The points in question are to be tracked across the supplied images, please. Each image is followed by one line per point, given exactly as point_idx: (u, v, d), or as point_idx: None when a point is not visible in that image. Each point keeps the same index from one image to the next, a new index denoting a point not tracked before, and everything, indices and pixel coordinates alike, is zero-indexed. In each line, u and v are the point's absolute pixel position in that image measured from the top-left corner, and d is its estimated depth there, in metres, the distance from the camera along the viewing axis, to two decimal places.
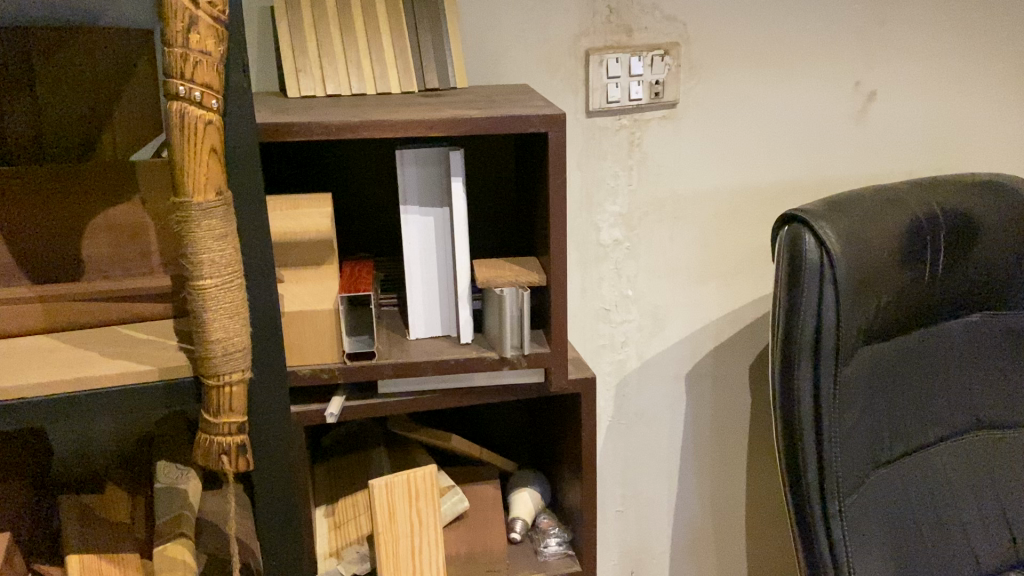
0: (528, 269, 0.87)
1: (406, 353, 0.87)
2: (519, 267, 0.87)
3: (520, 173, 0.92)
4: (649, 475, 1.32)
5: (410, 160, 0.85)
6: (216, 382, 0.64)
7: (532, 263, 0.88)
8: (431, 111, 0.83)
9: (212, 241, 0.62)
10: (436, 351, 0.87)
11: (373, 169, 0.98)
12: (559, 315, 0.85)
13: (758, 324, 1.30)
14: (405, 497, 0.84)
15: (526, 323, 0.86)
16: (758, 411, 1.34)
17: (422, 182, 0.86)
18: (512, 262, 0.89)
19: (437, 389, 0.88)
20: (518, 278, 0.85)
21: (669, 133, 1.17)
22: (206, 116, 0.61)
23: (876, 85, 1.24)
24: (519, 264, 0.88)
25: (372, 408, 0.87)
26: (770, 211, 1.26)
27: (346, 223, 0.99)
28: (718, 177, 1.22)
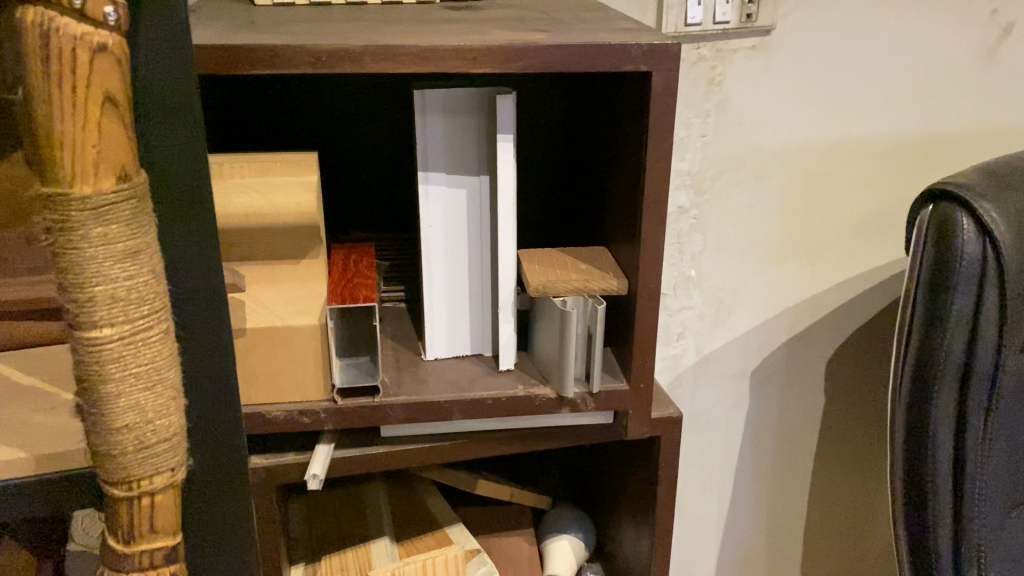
0: (599, 269, 0.61)
1: (422, 384, 0.61)
2: (586, 265, 0.61)
3: (592, 126, 0.66)
4: (697, 487, 1.09)
5: (434, 106, 0.57)
6: (128, 491, 0.38)
7: (605, 260, 0.62)
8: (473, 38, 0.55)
9: (111, 263, 0.35)
10: (466, 383, 0.61)
11: (377, 111, 0.70)
12: (644, 340, 0.60)
13: (844, 310, 1.05)
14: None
15: (595, 349, 0.60)
16: (833, 415, 1.10)
17: (451, 142, 0.58)
18: (576, 256, 0.63)
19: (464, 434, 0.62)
20: (588, 283, 0.59)
21: (759, 69, 0.90)
22: (90, 35, 0.33)
23: (1016, 14, 0.95)
24: (585, 260, 0.62)
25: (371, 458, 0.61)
26: (872, 173, 0.99)
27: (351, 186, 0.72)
28: (814, 128, 0.95)
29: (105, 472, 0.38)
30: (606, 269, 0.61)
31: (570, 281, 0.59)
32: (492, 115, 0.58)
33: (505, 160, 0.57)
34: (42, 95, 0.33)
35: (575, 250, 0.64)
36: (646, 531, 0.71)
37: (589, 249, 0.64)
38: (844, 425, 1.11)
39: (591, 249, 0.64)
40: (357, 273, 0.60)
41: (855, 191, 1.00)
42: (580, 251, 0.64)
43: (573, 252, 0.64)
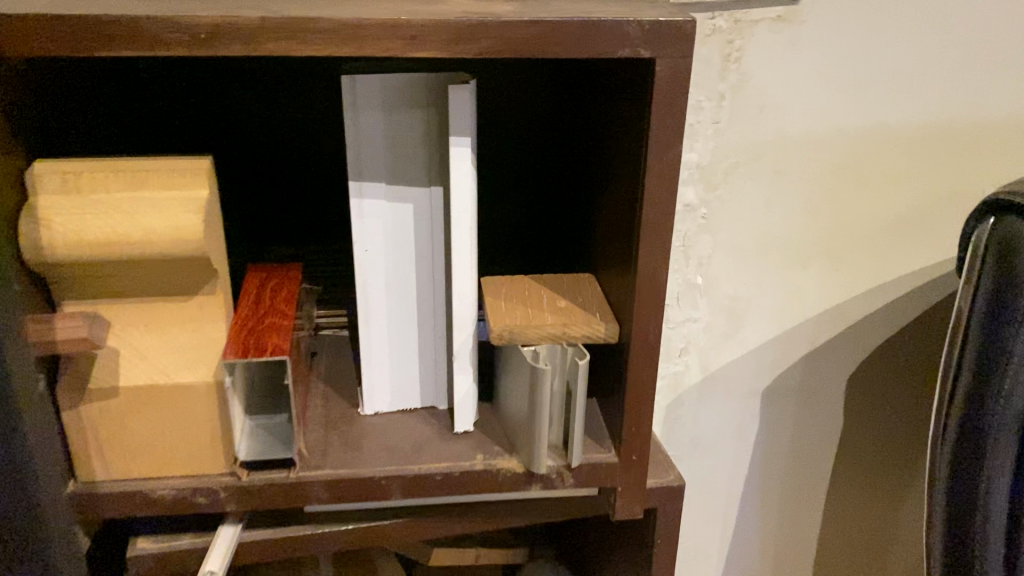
0: (584, 310, 0.48)
1: (356, 451, 0.48)
2: (568, 303, 0.48)
3: (584, 120, 0.52)
4: (695, 515, 0.97)
5: (366, 95, 0.44)
6: None
7: (592, 296, 0.49)
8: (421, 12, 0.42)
9: None
10: (408, 450, 0.48)
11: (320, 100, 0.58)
12: (638, 402, 0.47)
13: (871, 321, 0.92)
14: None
15: (576, 415, 0.47)
16: (853, 437, 0.98)
17: (392, 147, 0.45)
18: (555, 290, 0.50)
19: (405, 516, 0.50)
20: (571, 328, 0.46)
21: (781, 44, 0.76)
22: None
23: None
24: (566, 295, 0.49)
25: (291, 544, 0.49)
26: (912, 167, 0.85)
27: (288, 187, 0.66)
28: (847, 115, 0.80)
29: None
30: (591, 309, 0.48)
31: (546, 326, 0.46)
32: (445, 113, 0.44)
33: (460, 175, 0.44)
34: None
35: (555, 280, 0.51)
36: None
37: (573, 279, 0.51)
38: (865, 449, 0.98)
39: (577, 278, 0.52)
40: (273, 305, 0.47)
41: (891, 188, 0.85)
42: (562, 281, 0.51)
43: (553, 283, 0.51)
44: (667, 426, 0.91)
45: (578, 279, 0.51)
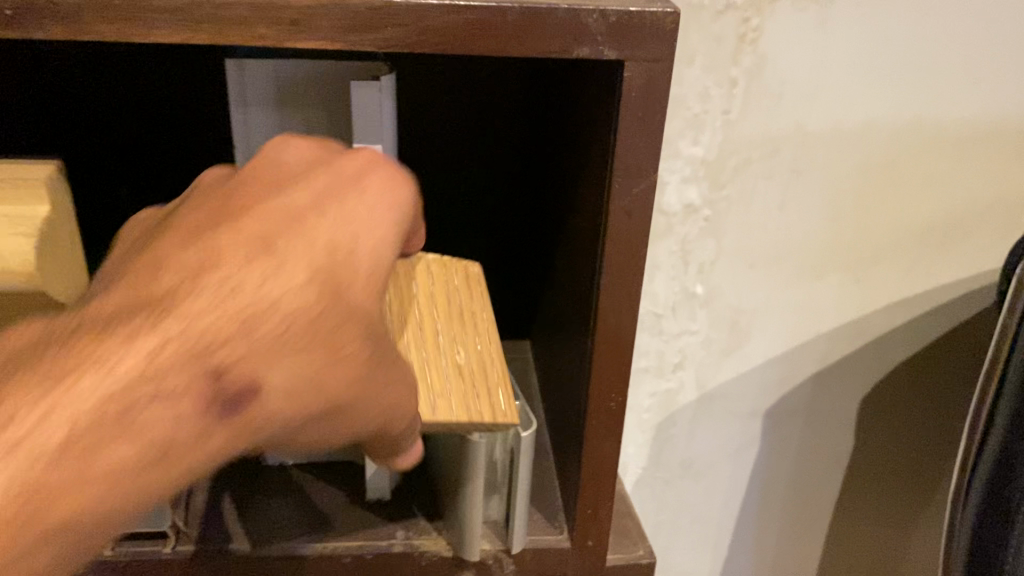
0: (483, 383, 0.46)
1: (259, 508, 0.53)
2: (460, 362, 0.47)
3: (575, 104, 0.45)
4: (686, 543, 0.90)
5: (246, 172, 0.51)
6: None
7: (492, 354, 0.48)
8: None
9: None
10: (304, 519, 0.52)
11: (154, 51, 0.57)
12: (597, 457, 0.46)
13: (893, 338, 0.82)
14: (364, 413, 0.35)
15: (520, 492, 0.49)
16: (864, 459, 0.88)
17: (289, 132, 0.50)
18: (431, 345, 0.47)
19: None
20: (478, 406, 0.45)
21: (809, 23, 0.65)
22: None
23: None
24: (460, 348, 0.48)
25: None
26: (954, 167, 0.75)
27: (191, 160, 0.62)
28: (878, 107, 0.70)
29: None
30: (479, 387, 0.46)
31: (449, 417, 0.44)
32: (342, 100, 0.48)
33: None
34: None
35: (441, 316, 0.49)
36: None
37: (464, 310, 0.49)
38: (877, 476, 0.89)
39: (475, 315, 0.49)
40: None
41: (925, 191, 0.75)
42: (459, 322, 0.49)
43: (429, 326, 0.48)
44: (658, 449, 0.83)
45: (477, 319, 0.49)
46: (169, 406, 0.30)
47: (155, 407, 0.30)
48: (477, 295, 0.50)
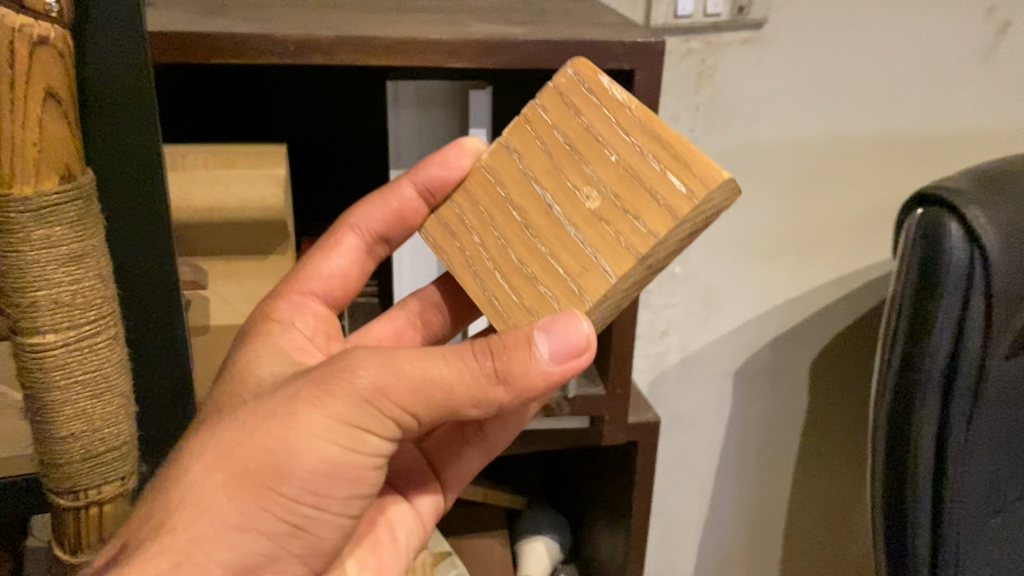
0: (629, 171, 0.38)
1: None
2: (597, 202, 0.38)
3: None
4: (678, 486, 1.09)
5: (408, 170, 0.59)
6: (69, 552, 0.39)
7: (616, 128, 0.39)
8: (469, 36, 0.50)
9: (52, 269, 0.33)
10: None
11: (296, 83, 0.66)
12: None
13: (832, 310, 1.03)
14: (391, 360, 0.36)
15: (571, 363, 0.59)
16: (815, 413, 1.09)
17: (426, 138, 0.58)
18: (548, 229, 0.39)
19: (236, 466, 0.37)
20: (642, 227, 0.36)
21: (750, 63, 0.88)
22: (44, 29, 0.30)
23: (1011, 13, 0.93)
24: (583, 190, 0.39)
25: (256, 502, 0.37)
26: (865, 170, 0.97)
27: (347, 185, 0.70)
28: (805, 124, 0.93)
29: (52, 482, 0.37)
30: (625, 193, 0.37)
31: (604, 290, 0.37)
32: (466, 102, 0.56)
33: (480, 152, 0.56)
34: None
35: (539, 173, 0.40)
36: (624, 526, 0.71)
37: (568, 141, 0.40)
38: (827, 428, 1.10)
39: (588, 130, 0.39)
40: None
41: (845, 190, 0.98)
42: (558, 171, 0.40)
43: (537, 214, 0.40)
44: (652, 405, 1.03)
45: (589, 128, 0.39)
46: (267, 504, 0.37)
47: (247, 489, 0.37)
48: (576, 98, 0.40)
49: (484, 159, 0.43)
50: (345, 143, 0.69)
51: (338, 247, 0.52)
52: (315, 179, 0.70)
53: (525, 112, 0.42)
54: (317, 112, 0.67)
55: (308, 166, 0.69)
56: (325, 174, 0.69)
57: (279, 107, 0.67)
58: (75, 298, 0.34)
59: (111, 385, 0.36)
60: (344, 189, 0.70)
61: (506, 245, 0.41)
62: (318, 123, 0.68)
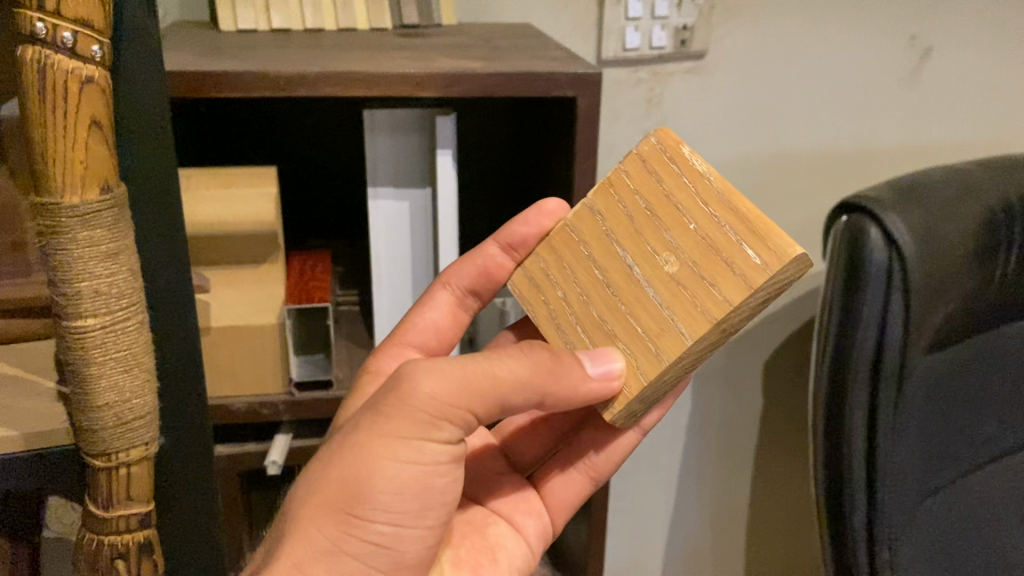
0: (706, 241, 0.42)
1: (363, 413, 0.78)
2: (676, 267, 0.43)
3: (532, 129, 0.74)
4: (643, 482, 1.17)
5: (384, 193, 0.67)
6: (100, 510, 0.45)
7: (698, 200, 0.43)
8: (433, 70, 0.58)
9: (93, 263, 0.40)
10: None
11: (285, 115, 0.74)
12: None
13: (780, 315, 1.11)
14: (450, 378, 0.42)
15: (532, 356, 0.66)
16: (768, 410, 1.17)
17: (400, 161, 0.66)
18: (630, 290, 0.45)
19: (325, 495, 0.43)
20: (717, 294, 0.41)
21: (693, 89, 0.97)
22: (87, 70, 0.38)
23: (932, 41, 1.02)
24: (663, 255, 0.44)
25: (339, 523, 0.43)
26: (803, 185, 1.06)
27: (332, 205, 0.78)
28: (746, 143, 1.02)
29: (87, 446, 0.44)
30: (701, 260, 0.42)
31: (681, 350, 0.42)
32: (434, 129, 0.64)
33: (446, 174, 0.64)
34: (38, 117, 0.38)
35: (624, 237, 0.46)
36: (587, 507, 0.78)
37: (648, 206, 0.45)
38: (780, 424, 1.18)
39: (671, 198, 0.44)
40: (313, 277, 0.67)
41: (786, 204, 1.06)
42: (641, 235, 0.45)
43: (618, 274, 0.45)
44: None
45: (669, 196, 0.44)
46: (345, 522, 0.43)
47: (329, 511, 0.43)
48: (658, 166, 0.45)
49: (574, 219, 0.48)
50: (329, 167, 0.77)
51: (432, 306, 0.60)
52: (303, 200, 0.78)
53: (609, 177, 0.47)
54: (304, 140, 0.76)
55: (296, 187, 0.77)
56: (312, 195, 0.78)
57: (269, 137, 0.75)
58: (112, 287, 0.41)
59: (137, 360, 0.44)
60: (329, 208, 0.78)
61: (588, 301, 0.47)
62: (305, 150, 0.76)
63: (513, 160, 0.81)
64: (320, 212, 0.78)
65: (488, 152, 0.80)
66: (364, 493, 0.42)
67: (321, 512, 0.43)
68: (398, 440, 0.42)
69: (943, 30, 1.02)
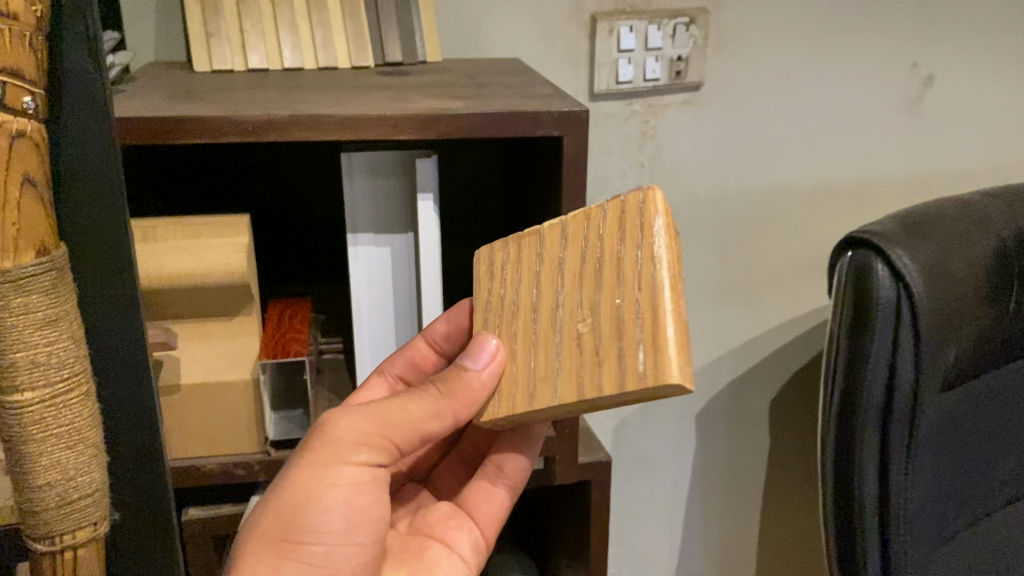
0: (619, 320, 0.39)
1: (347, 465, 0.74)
2: (590, 331, 0.41)
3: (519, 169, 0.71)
4: (646, 527, 1.13)
5: (364, 239, 0.63)
6: None
7: (640, 277, 0.39)
8: (411, 112, 0.55)
9: (30, 331, 0.37)
10: None
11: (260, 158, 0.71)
12: None
13: (783, 352, 1.08)
14: (364, 414, 0.48)
15: None
16: (775, 449, 1.13)
17: (380, 207, 0.62)
18: (547, 326, 0.44)
19: (263, 528, 0.47)
20: (597, 379, 0.39)
21: (689, 121, 0.94)
22: (16, 123, 0.35)
23: (934, 67, 0.99)
24: (584, 312, 0.42)
25: (278, 552, 0.47)
26: (807, 218, 1.03)
27: (311, 251, 0.75)
28: (746, 176, 0.98)
29: (28, 528, 0.40)
30: (605, 336, 0.40)
31: (548, 404, 0.42)
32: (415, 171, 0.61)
33: (429, 220, 0.61)
34: None
35: (569, 272, 0.44)
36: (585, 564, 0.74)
37: (601, 257, 0.42)
38: (787, 463, 1.14)
39: (619, 262, 0.41)
40: (291, 328, 0.63)
41: (790, 236, 1.03)
42: (582, 281, 0.43)
43: (546, 303, 0.44)
44: (618, 449, 1.06)
45: (620, 259, 0.41)
46: (285, 549, 0.47)
47: (268, 542, 0.47)
48: (629, 225, 0.41)
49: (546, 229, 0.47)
50: (308, 212, 0.74)
51: (370, 388, 0.58)
52: (281, 246, 0.74)
53: (591, 209, 0.44)
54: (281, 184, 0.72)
55: (278, 232, 0.74)
56: (290, 240, 0.75)
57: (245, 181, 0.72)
58: (52, 357, 0.38)
59: (83, 433, 0.40)
60: (308, 254, 0.75)
61: (516, 313, 0.46)
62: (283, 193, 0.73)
63: (499, 200, 0.78)
64: (298, 257, 0.75)
65: (473, 192, 0.77)
66: (296, 522, 0.46)
67: (262, 544, 0.47)
68: (320, 465, 0.47)
69: (946, 55, 0.99)
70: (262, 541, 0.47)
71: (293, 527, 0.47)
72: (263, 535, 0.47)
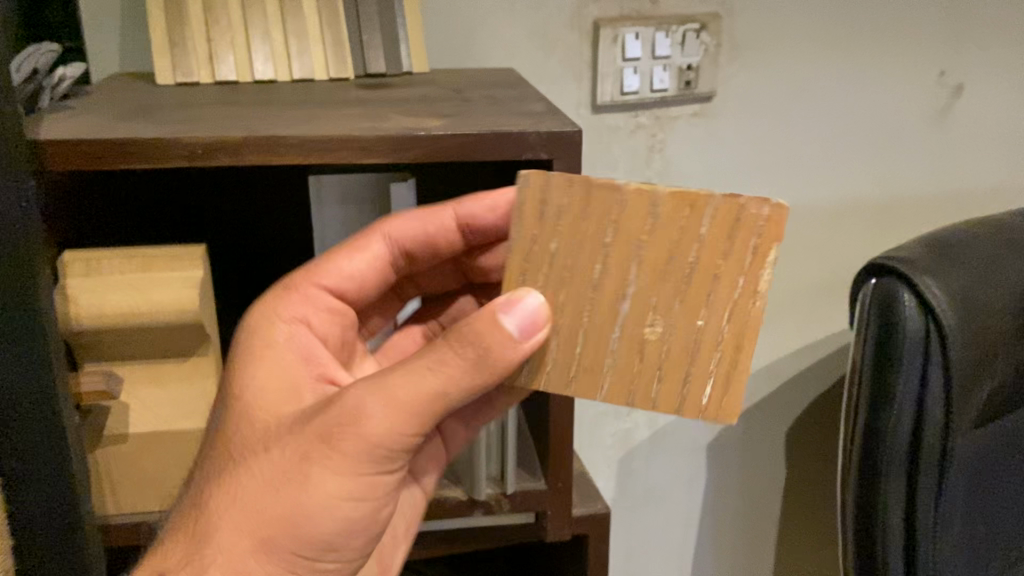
0: (695, 341, 0.38)
1: None
2: (656, 341, 0.38)
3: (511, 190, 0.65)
4: (653, 563, 1.06)
5: None
6: None
7: (734, 306, 0.37)
8: (383, 132, 0.49)
9: None
10: None
11: None
12: None
13: (800, 380, 1.01)
14: (398, 393, 0.38)
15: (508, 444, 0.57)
16: (790, 481, 1.06)
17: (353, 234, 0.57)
18: (602, 313, 0.38)
19: (254, 526, 0.39)
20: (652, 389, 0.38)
21: (700, 134, 0.87)
22: None
23: (963, 76, 0.93)
24: (652, 318, 0.38)
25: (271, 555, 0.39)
26: (825, 237, 0.96)
27: None
28: (760, 193, 0.92)
29: None
30: (676, 352, 0.38)
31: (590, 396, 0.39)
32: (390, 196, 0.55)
33: None
34: None
35: (650, 268, 0.37)
36: None
37: (690, 267, 0.37)
38: (803, 495, 1.07)
39: (711, 283, 0.37)
40: None
41: (808, 257, 0.96)
42: (663, 282, 0.37)
43: (609, 288, 0.38)
44: (623, 482, 1.00)
45: (716, 277, 0.37)
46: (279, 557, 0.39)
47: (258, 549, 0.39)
48: (735, 239, 0.36)
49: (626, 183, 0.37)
50: None
51: (363, 250, 0.50)
52: None
53: (699, 196, 0.36)
54: None
55: None
56: None
57: None
58: None
59: None
60: None
61: (564, 281, 0.38)
62: None
63: None
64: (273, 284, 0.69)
65: None
66: (301, 527, 0.39)
67: (254, 546, 0.39)
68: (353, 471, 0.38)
69: (976, 64, 0.93)
70: (251, 542, 0.39)
71: (297, 531, 0.39)
72: (254, 536, 0.39)
